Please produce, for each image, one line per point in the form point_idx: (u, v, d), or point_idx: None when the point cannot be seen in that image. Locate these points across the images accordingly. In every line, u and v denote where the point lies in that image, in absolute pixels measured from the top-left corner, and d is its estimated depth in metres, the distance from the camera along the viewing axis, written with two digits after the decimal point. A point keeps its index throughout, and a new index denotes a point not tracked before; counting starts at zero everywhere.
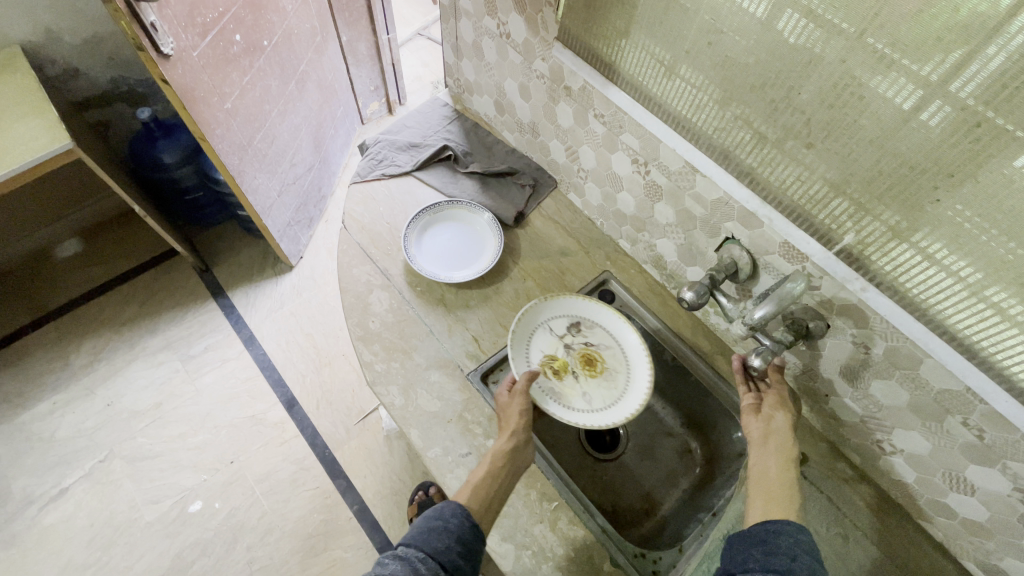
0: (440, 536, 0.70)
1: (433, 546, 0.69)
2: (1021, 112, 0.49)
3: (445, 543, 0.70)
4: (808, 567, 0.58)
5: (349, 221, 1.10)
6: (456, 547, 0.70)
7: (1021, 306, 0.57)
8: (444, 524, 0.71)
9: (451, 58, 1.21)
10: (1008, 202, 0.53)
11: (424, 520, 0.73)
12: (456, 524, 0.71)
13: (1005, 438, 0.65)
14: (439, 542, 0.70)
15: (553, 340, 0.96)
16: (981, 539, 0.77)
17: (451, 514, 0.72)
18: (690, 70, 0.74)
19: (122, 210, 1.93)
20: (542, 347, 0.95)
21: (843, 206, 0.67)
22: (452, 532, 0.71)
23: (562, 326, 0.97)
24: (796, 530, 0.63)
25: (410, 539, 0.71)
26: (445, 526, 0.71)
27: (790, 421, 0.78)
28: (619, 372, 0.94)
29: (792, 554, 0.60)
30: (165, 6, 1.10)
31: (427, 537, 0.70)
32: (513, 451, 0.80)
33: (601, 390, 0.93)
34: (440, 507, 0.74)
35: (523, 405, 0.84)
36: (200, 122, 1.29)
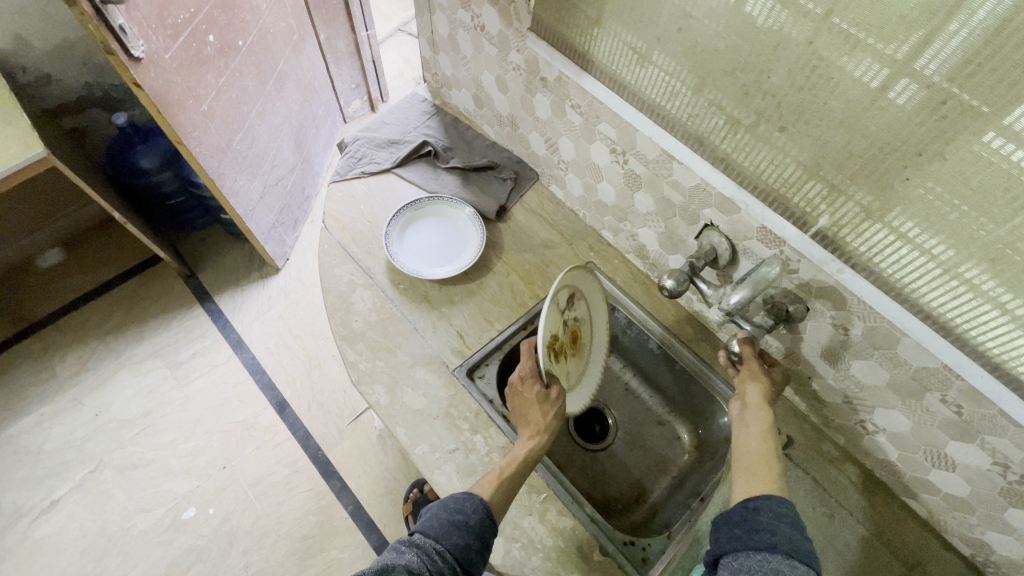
0: (461, 532, 0.67)
1: (453, 542, 0.66)
2: (985, 88, 0.49)
3: (465, 539, 0.67)
4: (789, 540, 0.58)
5: (330, 221, 1.09)
6: (475, 545, 0.67)
7: (993, 281, 0.57)
8: (466, 519, 0.68)
9: (428, 52, 1.20)
10: (976, 178, 0.53)
11: (442, 510, 0.69)
12: (477, 522, 0.69)
13: (982, 413, 0.66)
14: (461, 538, 0.66)
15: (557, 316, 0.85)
16: (964, 514, 0.78)
17: (473, 510, 0.69)
18: (663, 56, 0.74)
19: (103, 217, 1.91)
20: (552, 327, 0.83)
21: (817, 188, 0.67)
22: (472, 528, 0.68)
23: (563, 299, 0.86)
24: (776, 504, 0.62)
25: (426, 529, 0.67)
26: (466, 522, 0.68)
27: (763, 393, 0.79)
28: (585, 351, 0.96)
29: (772, 528, 0.59)
30: (134, 7, 1.08)
31: (446, 532, 0.66)
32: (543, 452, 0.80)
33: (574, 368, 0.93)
34: (463, 500, 0.70)
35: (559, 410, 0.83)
36: (175, 125, 1.27)
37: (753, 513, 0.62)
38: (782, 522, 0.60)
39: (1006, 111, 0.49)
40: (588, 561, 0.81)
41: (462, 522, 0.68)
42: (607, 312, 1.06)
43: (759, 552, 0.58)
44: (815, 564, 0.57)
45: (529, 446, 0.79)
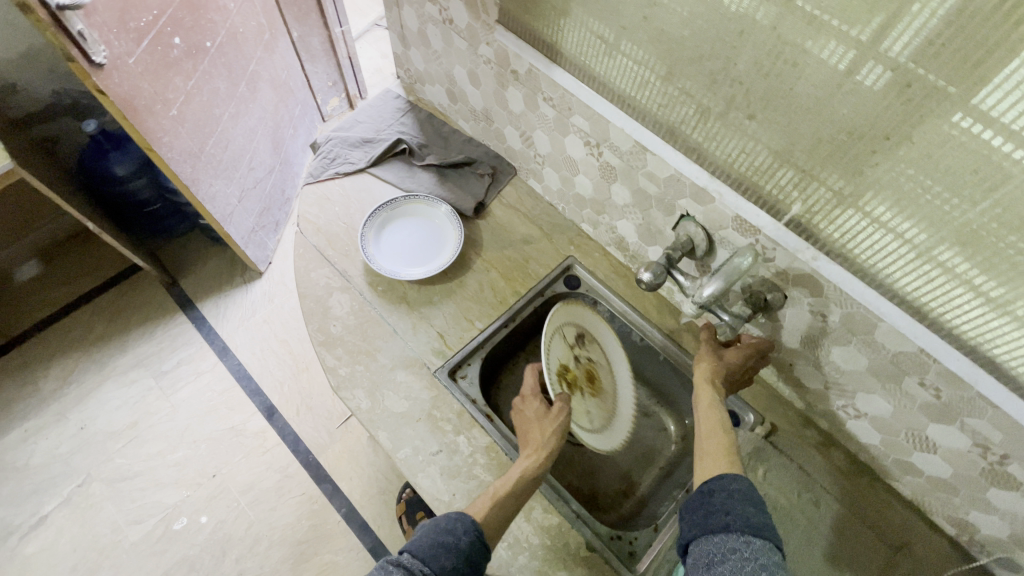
0: (449, 554, 0.66)
1: (441, 564, 0.65)
2: (951, 68, 0.48)
3: (453, 562, 0.65)
4: (742, 516, 0.60)
5: (304, 224, 1.07)
6: (463, 568, 0.66)
7: (966, 263, 0.57)
8: (455, 541, 0.67)
9: (399, 48, 1.17)
10: (944, 161, 0.53)
11: (432, 530, 0.68)
12: (467, 544, 0.67)
13: (960, 395, 0.65)
14: (449, 560, 0.65)
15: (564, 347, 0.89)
16: (947, 495, 0.78)
17: (464, 531, 0.68)
18: (631, 45, 0.72)
19: (80, 227, 1.87)
20: (558, 355, 0.88)
21: (789, 175, 0.66)
22: (461, 551, 0.66)
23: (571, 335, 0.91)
24: (728, 482, 0.64)
25: (415, 550, 0.65)
26: (456, 545, 0.67)
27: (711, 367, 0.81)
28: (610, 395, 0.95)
29: (726, 508, 0.61)
30: (93, 12, 1.05)
31: (434, 553, 0.65)
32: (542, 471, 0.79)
33: (598, 408, 0.92)
34: (454, 520, 0.69)
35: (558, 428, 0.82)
36: (144, 131, 1.24)
37: (729, 504, 0.62)
38: (750, 509, 0.61)
39: (973, 91, 0.48)
40: (574, 557, 0.80)
41: (451, 544, 0.66)
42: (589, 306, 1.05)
43: (717, 535, 0.60)
44: (772, 537, 0.59)
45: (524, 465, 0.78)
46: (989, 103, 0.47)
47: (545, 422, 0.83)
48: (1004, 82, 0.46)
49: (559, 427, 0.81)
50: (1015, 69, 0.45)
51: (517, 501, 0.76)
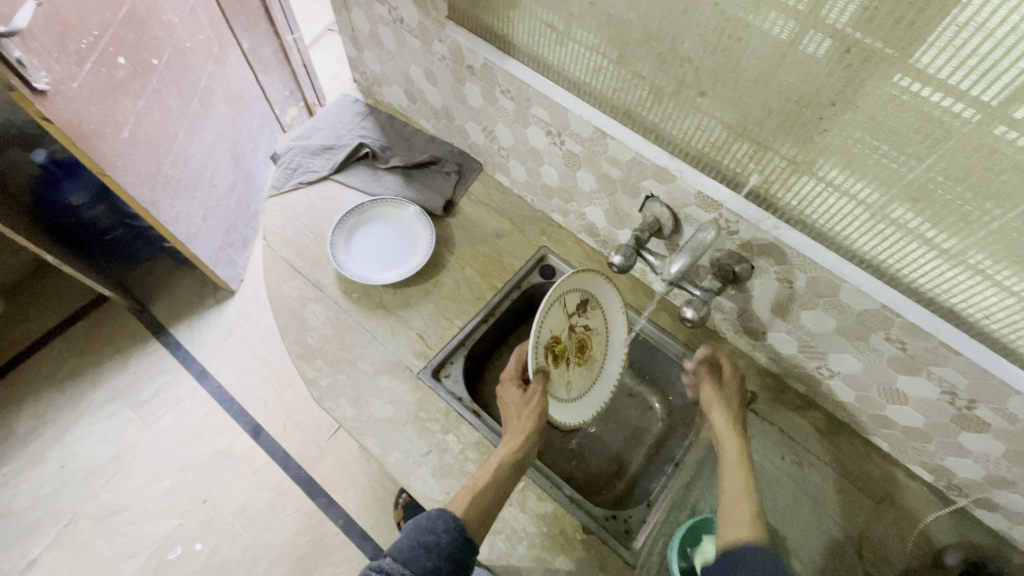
0: (431, 554, 0.66)
1: (422, 565, 0.65)
2: (887, 31, 0.49)
3: (434, 562, 0.66)
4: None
5: (271, 237, 1.05)
6: (446, 567, 0.66)
7: (917, 219, 0.59)
8: (436, 540, 0.67)
9: (352, 51, 1.15)
10: (887, 121, 0.55)
11: (414, 530, 0.68)
12: (448, 542, 0.68)
13: (923, 346, 0.68)
14: (431, 560, 0.66)
15: (563, 318, 0.84)
16: (922, 443, 0.81)
17: (444, 529, 0.69)
18: (581, 32, 0.73)
19: (39, 262, 1.81)
20: (554, 329, 0.83)
21: (744, 148, 0.68)
22: (442, 549, 0.67)
23: (574, 303, 0.86)
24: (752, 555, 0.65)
25: (396, 553, 0.66)
26: (437, 544, 0.67)
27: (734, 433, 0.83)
28: (596, 363, 0.93)
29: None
30: (30, 38, 1.02)
31: (415, 554, 0.66)
32: (522, 458, 0.79)
33: (579, 379, 0.91)
34: (435, 518, 0.70)
35: (536, 412, 0.81)
36: (96, 157, 1.20)
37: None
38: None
39: (908, 52, 0.49)
40: (572, 541, 0.81)
41: (432, 543, 0.67)
42: None
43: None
44: None
45: (502, 454, 0.78)
46: (925, 61, 0.49)
47: (522, 407, 0.83)
48: (937, 41, 0.47)
49: (536, 412, 0.81)
50: (946, 27, 0.46)
51: (498, 491, 0.76)
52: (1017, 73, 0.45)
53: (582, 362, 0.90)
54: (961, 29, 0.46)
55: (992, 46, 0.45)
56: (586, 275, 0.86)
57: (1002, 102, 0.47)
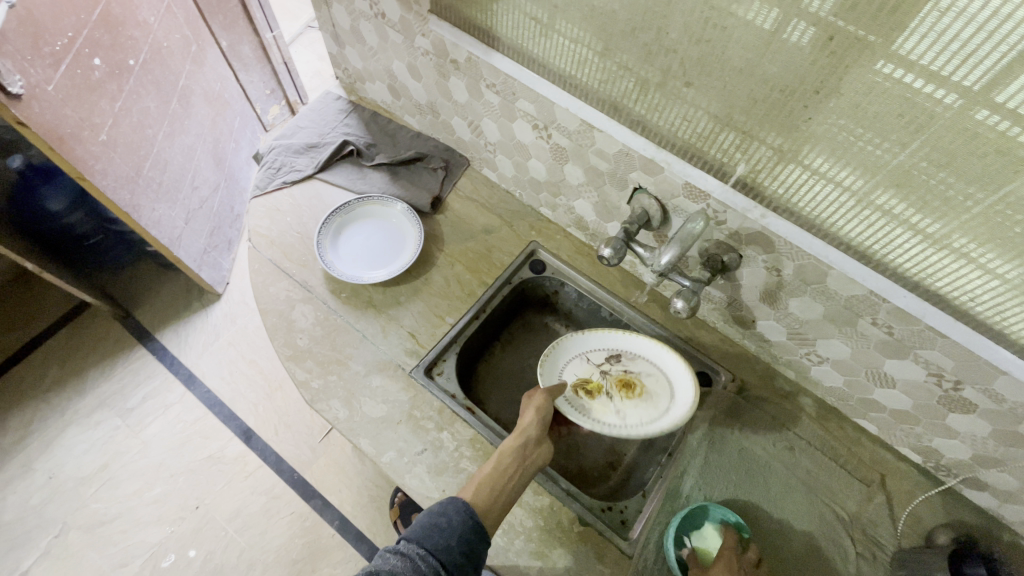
0: (443, 534, 0.67)
1: (435, 544, 0.66)
2: (870, 18, 0.49)
3: (448, 541, 0.67)
4: None
5: (256, 238, 1.04)
6: (458, 546, 0.67)
7: (902, 204, 0.60)
8: (448, 521, 0.68)
9: (334, 48, 1.14)
10: (872, 108, 0.55)
11: (427, 513, 0.70)
12: (460, 522, 0.69)
13: (910, 330, 0.69)
14: (443, 538, 0.67)
15: (589, 366, 0.93)
16: (910, 425, 0.83)
17: (455, 510, 0.70)
18: (565, 24, 0.72)
19: (18, 270, 1.76)
20: (577, 371, 0.92)
21: (731, 138, 0.68)
22: (454, 530, 0.68)
23: (600, 357, 0.94)
24: None
25: (410, 535, 0.67)
26: (449, 524, 0.68)
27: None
28: (660, 396, 0.88)
29: None
30: (3, 41, 0.99)
31: (429, 533, 0.67)
32: (526, 449, 0.78)
33: (641, 412, 0.86)
34: (446, 501, 0.71)
35: (538, 405, 0.83)
36: (74, 161, 1.18)
37: None
38: None
39: (891, 38, 0.49)
40: (569, 534, 0.82)
41: (444, 523, 0.68)
42: (557, 288, 1.06)
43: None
44: None
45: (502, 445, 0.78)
46: (908, 47, 0.49)
47: (525, 406, 0.84)
48: (918, 27, 0.48)
49: (535, 405, 0.82)
50: (928, 13, 0.47)
51: (503, 482, 0.75)
52: (998, 57, 0.46)
53: (632, 396, 0.88)
54: (943, 14, 0.46)
55: (973, 30, 0.46)
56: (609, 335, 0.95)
57: (984, 86, 0.48)
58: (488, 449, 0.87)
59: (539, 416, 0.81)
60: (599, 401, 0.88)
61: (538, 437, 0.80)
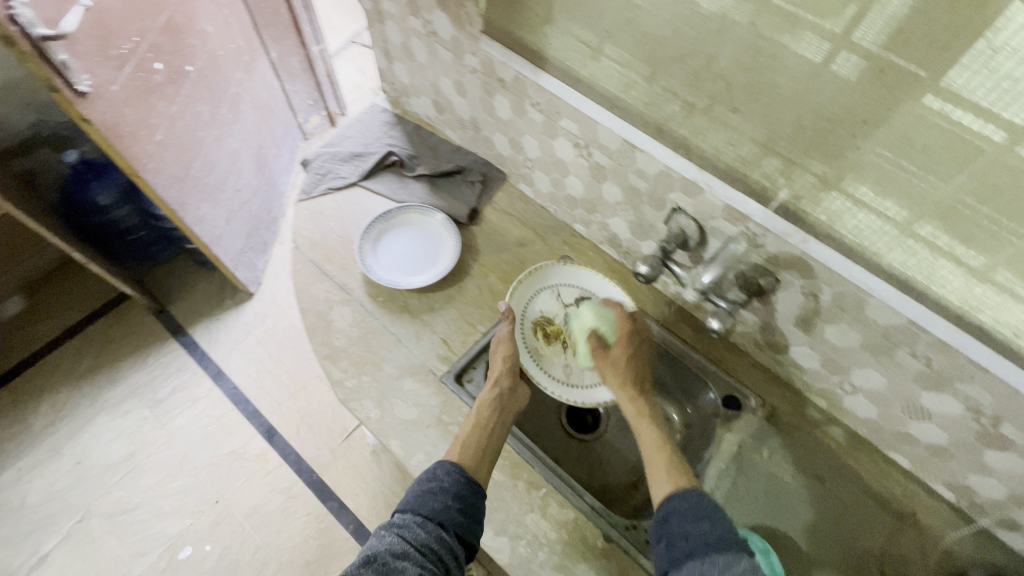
0: (436, 496, 0.75)
1: (431, 507, 0.73)
2: (919, 53, 0.51)
3: (442, 501, 0.74)
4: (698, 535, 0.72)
5: (300, 240, 1.07)
6: (454, 505, 0.74)
7: (947, 237, 0.60)
8: (439, 483, 0.76)
9: (383, 62, 1.18)
10: (920, 141, 0.56)
11: (418, 486, 0.77)
12: (451, 482, 0.76)
13: (949, 363, 0.69)
14: (438, 501, 0.74)
15: (558, 305, 1.03)
16: (944, 460, 0.81)
17: (444, 473, 0.77)
18: (616, 48, 0.76)
19: (63, 260, 1.84)
20: (545, 307, 1.03)
21: (774, 163, 0.69)
22: (446, 490, 0.75)
23: (570, 296, 1.03)
24: (681, 504, 0.76)
25: (406, 507, 0.74)
26: (441, 487, 0.75)
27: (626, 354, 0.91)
28: None
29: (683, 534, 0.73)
30: (75, 41, 1.05)
31: (424, 500, 0.74)
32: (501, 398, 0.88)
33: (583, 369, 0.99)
34: (435, 468, 0.79)
35: (505, 354, 0.92)
36: (130, 158, 1.23)
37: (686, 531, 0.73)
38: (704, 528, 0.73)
39: (942, 73, 0.51)
40: (593, 549, 0.82)
41: (436, 488, 0.76)
42: None
43: (684, 563, 0.71)
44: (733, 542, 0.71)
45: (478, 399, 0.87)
46: (958, 82, 0.51)
47: (494, 355, 0.93)
48: (968, 62, 0.49)
49: (501, 355, 0.91)
50: (978, 50, 0.48)
51: (485, 433, 0.84)
52: None
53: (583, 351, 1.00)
54: (996, 53, 0.48)
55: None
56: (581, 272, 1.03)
57: None
58: (516, 457, 0.88)
59: (507, 365, 0.91)
60: (552, 347, 1.01)
61: (511, 387, 0.89)
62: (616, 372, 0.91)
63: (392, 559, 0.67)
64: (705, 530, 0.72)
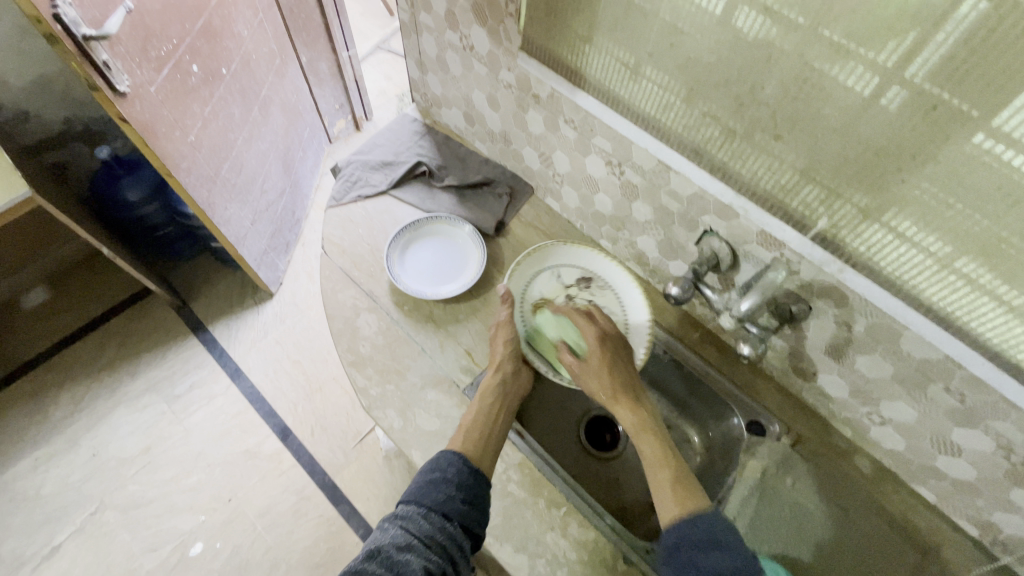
0: (440, 487, 0.75)
1: (434, 499, 0.74)
2: (975, 93, 0.51)
3: (445, 491, 0.75)
4: (709, 569, 0.68)
5: (329, 246, 1.09)
6: (458, 495, 0.75)
7: (990, 275, 0.59)
8: (443, 474, 0.77)
9: (416, 72, 1.20)
10: (968, 179, 0.56)
11: (422, 476, 0.78)
12: (454, 473, 0.76)
13: (985, 400, 0.68)
14: (441, 493, 0.75)
15: (559, 286, 1.02)
16: (972, 497, 0.80)
17: (447, 463, 0.78)
18: (655, 70, 0.75)
19: (88, 252, 1.86)
20: (546, 288, 1.02)
21: (814, 192, 0.69)
22: (450, 480, 0.76)
23: (572, 277, 1.03)
24: (689, 530, 0.72)
25: (409, 498, 0.75)
26: (444, 477, 0.76)
27: (605, 360, 0.89)
28: None
29: (692, 562, 0.69)
30: (117, 42, 1.07)
31: (427, 492, 0.75)
32: (504, 383, 0.90)
33: None
34: (439, 458, 0.79)
35: (507, 339, 0.93)
36: (163, 157, 1.25)
37: (694, 557, 0.69)
38: (713, 555, 0.69)
39: (994, 113, 0.51)
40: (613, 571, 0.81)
41: (440, 478, 0.76)
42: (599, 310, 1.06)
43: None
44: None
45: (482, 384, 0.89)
46: (1010, 124, 0.50)
47: (495, 340, 0.94)
48: (1022, 104, 0.49)
49: (503, 341, 0.93)
50: None
51: (489, 419, 0.85)
52: None
53: None
54: None
55: None
56: (582, 252, 1.03)
57: None
58: (536, 474, 0.88)
59: (509, 351, 0.92)
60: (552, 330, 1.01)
61: (513, 371, 0.91)
62: (599, 382, 0.88)
63: (396, 552, 0.68)
64: (714, 561, 0.68)
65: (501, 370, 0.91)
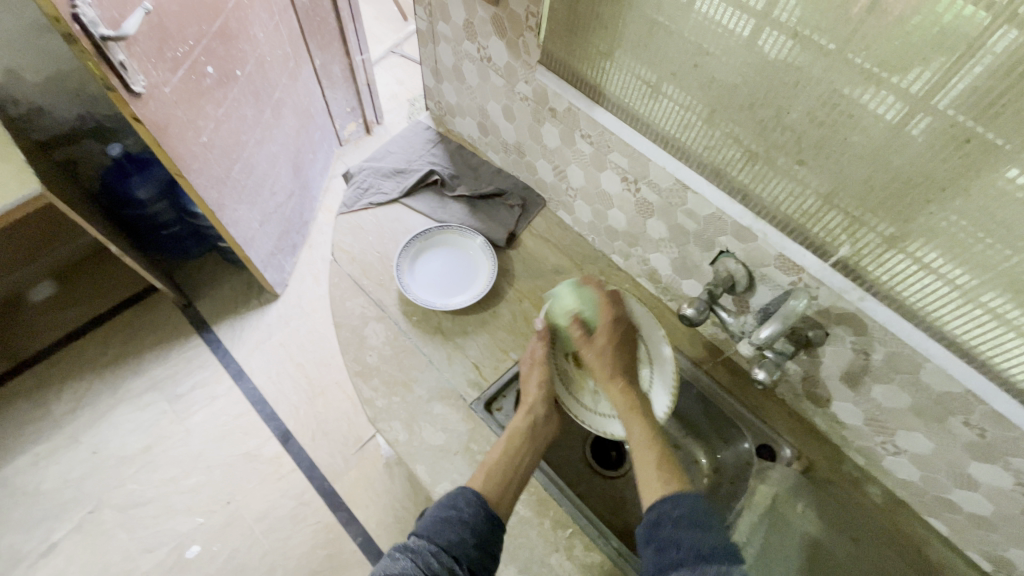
0: (454, 527, 0.73)
1: (447, 539, 0.71)
2: (1009, 126, 0.50)
3: (458, 534, 0.72)
4: (691, 546, 0.66)
5: (339, 253, 1.08)
6: (471, 539, 0.72)
7: (1016, 310, 0.58)
8: (458, 514, 0.74)
9: (431, 81, 1.19)
10: (999, 214, 0.54)
11: (438, 510, 0.75)
12: (470, 515, 0.74)
13: (1006, 436, 0.66)
14: (454, 534, 0.72)
15: None
16: (987, 532, 0.78)
17: (465, 503, 0.75)
18: (676, 89, 0.74)
19: (96, 248, 1.86)
20: None
21: (838, 219, 0.68)
22: (465, 522, 0.73)
23: None
24: (671, 509, 0.71)
25: (421, 532, 0.73)
26: (460, 518, 0.74)
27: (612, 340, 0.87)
28: None
29: (675, 540, 0.68)
30: (134, 43, 1.07)
31: (440, 529, 0.72)
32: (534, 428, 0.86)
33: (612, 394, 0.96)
34: (456, 495, 0.77)
35: (540, 380, 0.90)
36: (175, 157, 1.25)
37: (677, 536, 0.68)
38: (695, 533, 0.67)
39: None
40: None
41: (455, 518, 0.74)
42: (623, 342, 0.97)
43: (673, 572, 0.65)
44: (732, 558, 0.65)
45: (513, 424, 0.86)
46: None
47: (528, 378, 0.91)
48: None
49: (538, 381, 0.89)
50: None
51: (515, 460, 0.83)
52: None
53: None
54: None
55: None
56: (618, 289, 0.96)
57: None
58: (543, 494, 0.86)
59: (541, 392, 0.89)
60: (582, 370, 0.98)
61: (545, 414, 0.88)
62: (601, 361, 0.87)
63: None
64: (700, 541, 0.66)
65: (532, 412, 0.88)
